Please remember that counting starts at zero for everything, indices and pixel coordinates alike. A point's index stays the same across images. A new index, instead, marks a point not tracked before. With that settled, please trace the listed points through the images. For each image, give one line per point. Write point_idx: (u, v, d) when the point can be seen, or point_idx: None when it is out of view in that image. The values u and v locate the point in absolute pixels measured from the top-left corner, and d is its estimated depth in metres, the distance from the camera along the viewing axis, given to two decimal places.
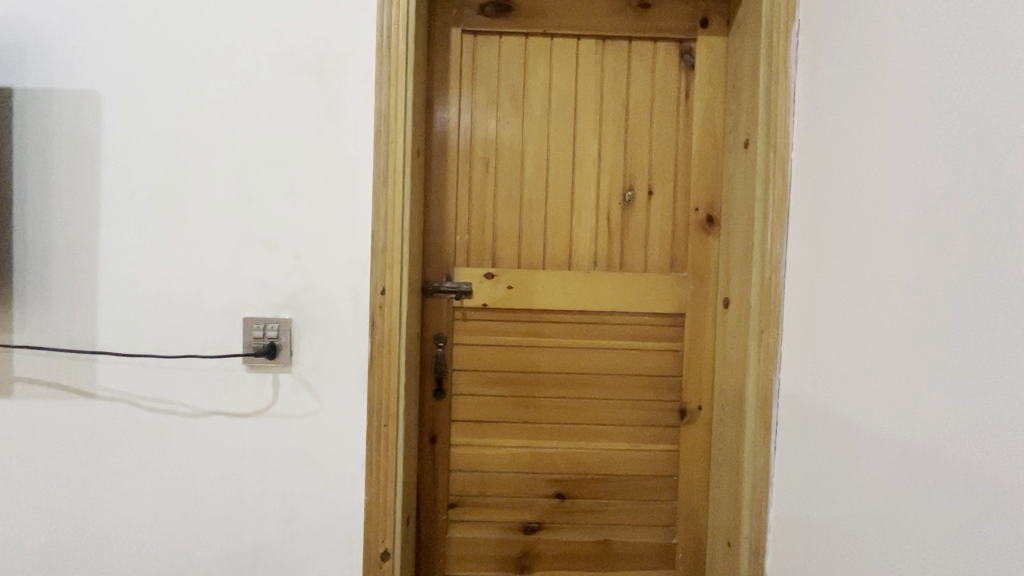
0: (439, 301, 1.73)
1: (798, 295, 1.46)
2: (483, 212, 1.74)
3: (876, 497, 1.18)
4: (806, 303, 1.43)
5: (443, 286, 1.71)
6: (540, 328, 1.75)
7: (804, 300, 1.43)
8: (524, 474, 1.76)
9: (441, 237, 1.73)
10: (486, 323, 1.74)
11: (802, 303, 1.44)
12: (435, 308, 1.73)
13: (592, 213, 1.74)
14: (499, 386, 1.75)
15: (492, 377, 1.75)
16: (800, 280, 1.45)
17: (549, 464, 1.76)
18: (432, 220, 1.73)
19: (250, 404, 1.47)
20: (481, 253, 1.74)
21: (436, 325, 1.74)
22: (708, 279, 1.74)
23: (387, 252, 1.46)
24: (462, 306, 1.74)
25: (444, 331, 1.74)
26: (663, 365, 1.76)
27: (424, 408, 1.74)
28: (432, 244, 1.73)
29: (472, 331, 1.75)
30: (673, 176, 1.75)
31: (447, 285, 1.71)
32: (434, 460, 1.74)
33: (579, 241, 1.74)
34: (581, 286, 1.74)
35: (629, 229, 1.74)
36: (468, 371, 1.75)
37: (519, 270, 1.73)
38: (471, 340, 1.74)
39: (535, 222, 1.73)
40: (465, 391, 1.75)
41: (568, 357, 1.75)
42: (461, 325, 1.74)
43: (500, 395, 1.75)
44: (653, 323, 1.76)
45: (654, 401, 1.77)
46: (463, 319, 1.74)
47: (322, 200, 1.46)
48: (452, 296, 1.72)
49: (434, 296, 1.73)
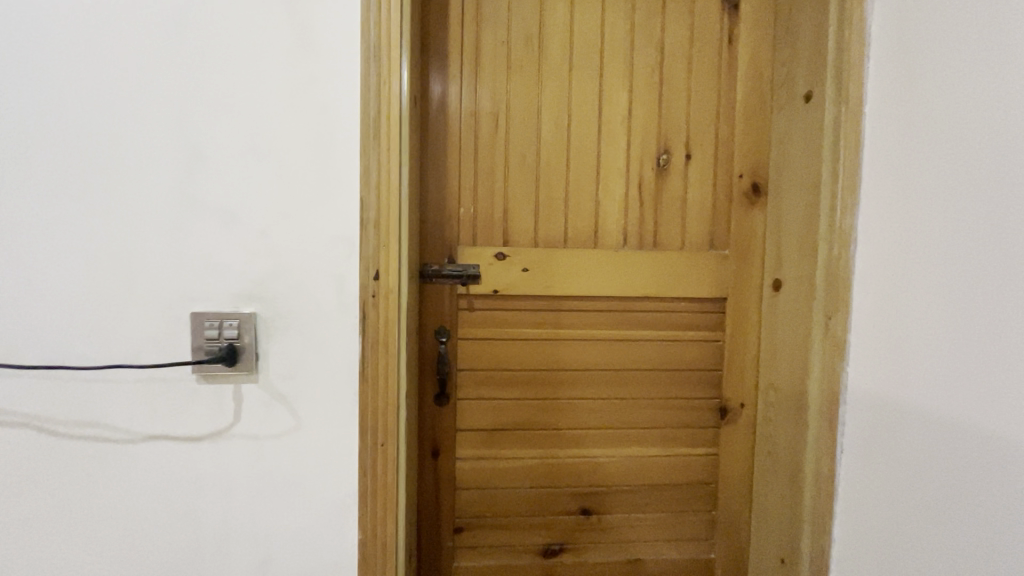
0: (441, 287, 1.43)
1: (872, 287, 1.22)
2: (492, 180, 1.43)
3: (980, 520, 0.98)
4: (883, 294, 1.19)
5: (447, 270, 1.41)
6: (561, 318, 1.48)
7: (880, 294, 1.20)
8: (544, 488, 1.50)
9: (442, 210, 1.42)
10: (498, 313, 1.46)
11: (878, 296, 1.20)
12: (436, 296, 1.43)
13: (619, 184, 1.46)
14: (514, 387, 1.47)
15: (505, 377, 1.47)
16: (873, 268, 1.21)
17: (572, 476, 1.50)
18: (429, 189, 1.42)
19: (205, 424, 1.15)
20: (489, 229, 1.44)
21: (437, 316, 1.43)
22: (754, 257, 1.51)
23: (381, 228, 1.14)
24: (468, 293, 1.44)
25: (448, 323, 1.44)
26: (701, 359, 1.53)
27: (425, 416, 1.45)
28: (431, 219, 1.42)
29: (480, 323, 1.45)
30: (714, 139, 1.49)
31: (451, 268, 1.41)
32: (437, 476, 1.46)
33: (605, 218, 1.47)
34: (609, 269, 1.47)
35: (663, 201, 1.48)
36: (477, 371, 1.46)
37: (536, 249, 1.44)
38: (480, 333, 1.45)
39: (552, 193, 1.45)
40: (473, 395, 1.46)
41: (593, 352, 1.50)
42: (467, 316, 1.45)
43: (514, 398, 1.48)
44: (691, 310, 1.52)
45: (691, 400, 1.54)
46: (469, 308, 1.45)
47: (294, 159, 1.12)
48: (456, 281, 1.42)
49: (435, 282, 1.42)
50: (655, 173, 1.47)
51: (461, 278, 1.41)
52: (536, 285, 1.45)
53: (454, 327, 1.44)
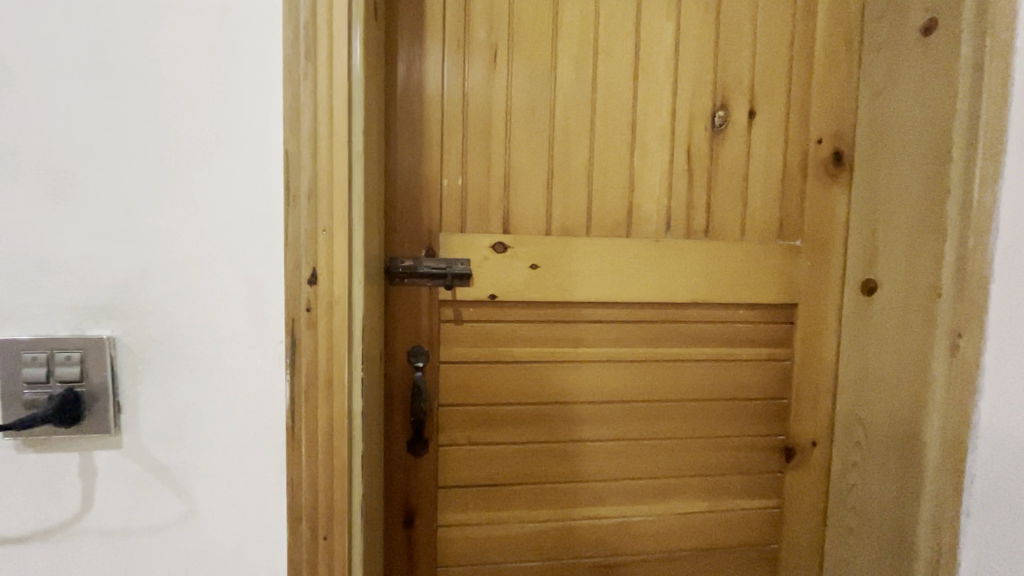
0: (416, 291, 1.02)
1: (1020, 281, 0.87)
2: (488, 140, 1.02)
3: None
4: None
5: (424, 267, 1.00)
6: (582, 333, 1.09)
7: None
8: (556, 561, 1.12)
9: (418, 183, 1.01)
10: (496, 326, 1.05)
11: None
12: (409, 303, 1.02)
13: (661, 147, 1.07)
14: (517, 428, 1.08)
15: (505, 414, 1.07)
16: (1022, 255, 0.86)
17: (594, 542, 1.13)
18: (399, 150, 0.99)
19: (35, 516, 0.72)
20: (484, 210, 1.03)
21: (411, 331, 1.02)
22: (833, 250, 1.14)
23: (320, 203, 0.72)
24: (453, 299, 1.03)
25: (426, 340, 1.03)
26: (761, 384, 1.16)
27: (393, 471, 1.04)
28: (401, 194, 1.00)
29: (470, 340, 1.05)
30: (785, 90, 1.11)
31: (430, 265, 1.00)
32: (411, 552, 1.06)
33: (643, 195, 1.07)
34: (647, 266, 1.08)
35: (717, 173, 1.10)
36: (466, 406, 1.06)
37: (549, 238, 1.04)
38: (471, 355, 1.05)
39: (571, 159, 1.05)
40: (461, 439, 1.06)
41: (623, 378, 1.11)
42: (453, 331, 1.04)
43: (517, 442, 1.08)
44: (751, 321, 1.14)
45: (749, 438, 1.17)
46: (456, 321, 1.04)
47: (174, 89, 0.69)
48: (437, 283, 1.01)
49: (407, 285, 1.01)
50: (708, 134, 1.09)
51: (443, 278, 1.00)
52: (549, 288, 1.05)
53: (435, 346, 1.03)
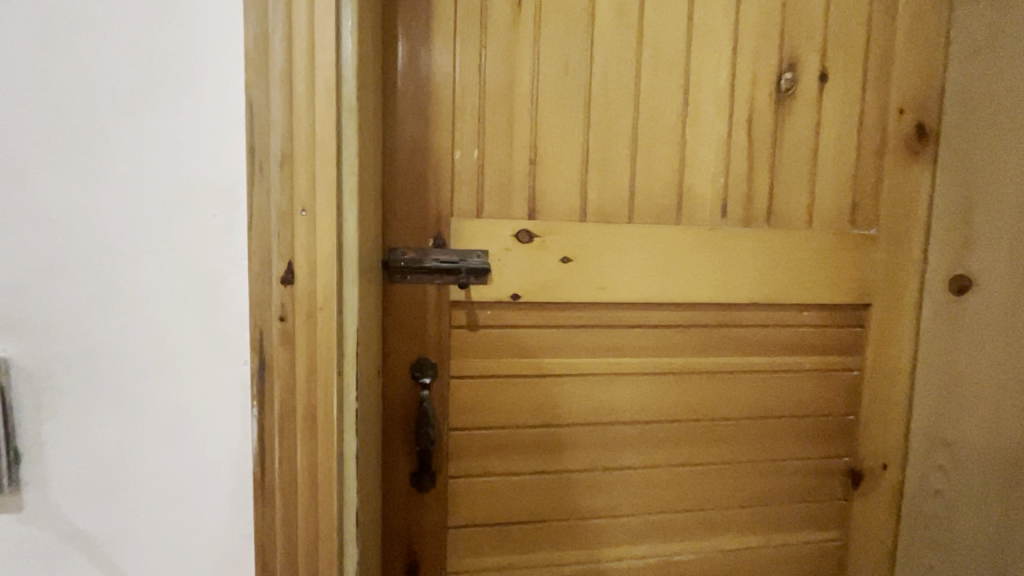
0: (421, 291, 0.82)
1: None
2: (511, 103, 0.82)
3: None
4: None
5: (431, 260, 0.80)
6: (620, 340, 0.90)
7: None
8: None
9: (424, 154, 0.80)
10: (518, 333, 0.86)
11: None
12: (412, 305, 0.82)
13: (717, 115, 0.89)
14: (542, 454, 0.90)
15: (529, 438, 0.89)
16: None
17: None
18: (400, 114, 0.79)
19: None
20: (506, 191, 0.83)
21: (415, 340, 0.83)
22: (913, 242, 0.97)
23: (299, 171, 0.52)
24: (467, 300, 0.84)
25: (434, 351, 0.84)
26: (826, 399, 0.99)
27: (393, 510, 0.85)
28: (403, 170, 0.80)
29: (487, 350, 0.86)
30: (863, 50, 0.92)
31: (439, 258, 0.81)
32: None
33: (696, 174, 0.89)
34: (700, 260, 0.90)
35: (783, 147, 0.92)
36: (481, 430, 0.87)
37: (584, 225, 0.86)
38: (489, 369, 0.86)
39: (611, 128, 0.86)
40: (475, 470, 0.87)
41: (667, 393, 0.93)
42: (467, 340, 0.85)
43: (542, 471, 0.90)
44: (816, 324, 0.97)
45: (809, 462, 1.00)
46: (471, 326, 0.85)
47: (88, 8, 0.49)
48: (447, 280, 0.81)
49: (410, 283, 0.81)
50: (772, 99, 0.90)
51: (455, 274, 0.81)
52: (584, 287, 0.87)
53: (445, 357, 0.84)
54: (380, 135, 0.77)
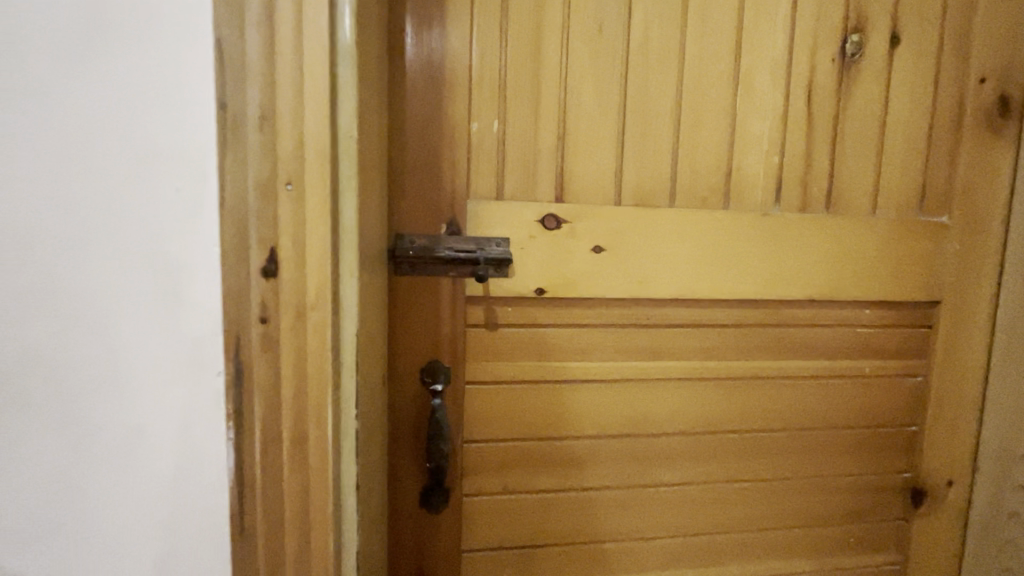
0: (432, 284, 0.71)
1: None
2: (536, 67, 0.71)
3: None
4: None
5: (444, 249, 0.69)
6: (657, 342, 0.80)
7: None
8: None
9: (436, 125, 0.69)
10: (543, 333, 0.76)
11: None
12: (422, 301, 0.71)
13: (772, 83, 0.77)
14: (568, 470, 0.79)
15: (553, 452, 0.78)
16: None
17: None
18: (409, 77, 0.68)
19: None
20: (530, 169, 0.72)
21: (425, 341, 0.72)
22: (991, 231, 0.85)
23: (283, 135, 0.41)
24: (486, 296, 0.73)
25: (446, 354, 0.73)
26: (887, 408, 0.88)
27: (401, 534, 0.75)
28: (412, 142, 0.68)
29: (508, 353, 0.75)
30: (941, 9, 0.80)
31: (453, 246, 0.70)
32: None
33: (746, 152, 0.78)
34: (749, 251, 0.79)
35: (846, 121, 0.80)
36: (500, 442, 0.77)
37: (620, 210, 0.74)
38: (508, 373, 0.75)
39: (651, 98, 0.74)
40: (493, 487, 0.77)
41: (709, 401, 0.82)
42: (484, 341, 0.74)
43: (567, 489, 0.80)
44: (878, 324, 0.85)
45: (866, 478, 0.89)
46: (489, 325, 0.74)
47: None
48: (462, 273, 0.71)
49: (419, 275, 0.70)
50: (835, 65, 0.78)
51: (472, 266, 0.70)
52: (618, 281, 0.76)
53: (459, 361, 0.73)
54: (385, 102, 0.65)
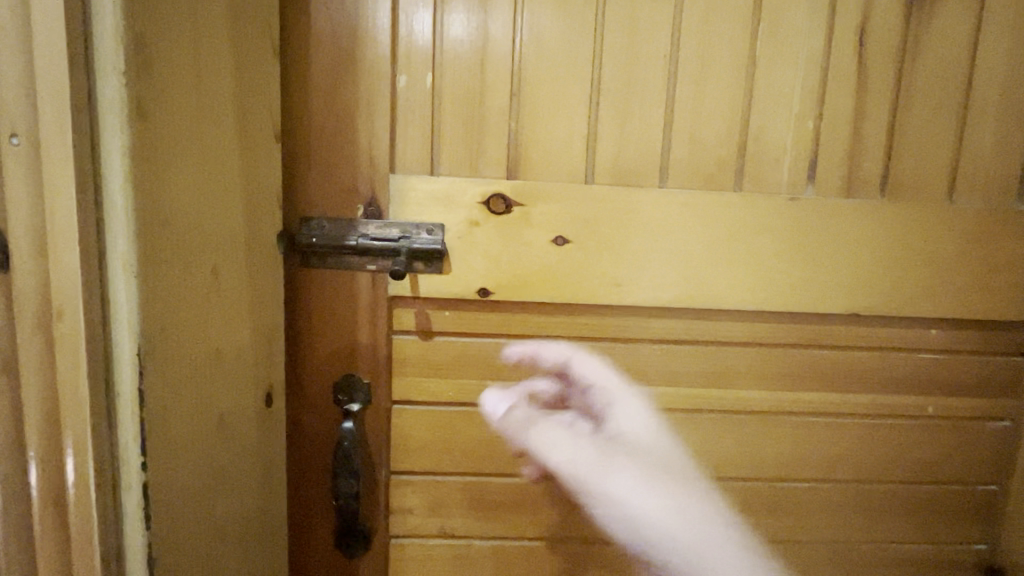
0: (346, 280, 0.57)
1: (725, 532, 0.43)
2: (482, 3, 0.55)
3: None
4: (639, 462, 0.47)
5: (357, 238, 0.56)
6: (644, 362, 0.62)
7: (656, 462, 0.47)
8: None
9: (349, 79, 0.54)
10: (491, 345, 0.60)
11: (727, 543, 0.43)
12: (334, 302, 0.58)
13: (807, 21, 0.57)
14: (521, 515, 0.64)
15: (503, 493, 0.63)
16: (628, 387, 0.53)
17: None
18: (314, 19, 0.53)
19: None
20: (473, 138, 0.56)
21: (339, 350, 0.59)
22: None
23: (1, 63, 0.28)
24: (416, 295, 0.58)
25: (365, 366, 0.59)
26: (955, 459, 0.67)
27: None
28: (320, 102, 0.54)
29: (446, 369, 0.60)
30: None
31: (369, 233, 0.56)
32: None
33: (768, 115, 0.58)
34: (770, 248, 0.60)
35: (914, 74, 0.59)
36: (436, 477, 0.62)
37: (590, 189, 0.57)
38: (448, 393, 0.61)
39: (636, 42, 0.56)
40: (427, 530, 0.63)
41: (707, 440, 0.65)
42: (417, 352, 0.60)
43: (519, 537, 0.65)
44: (947, 349, 0.64)
45: (920, 545, 0.69)
46: (421, 333, 0.59)
47: None
48: (381, 265, 0.57)
49: (330, 268, 0.57)
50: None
51: (393, 258, 0.56)
52: (589, 282, 0.59)
53: (381, 376, 0.60)
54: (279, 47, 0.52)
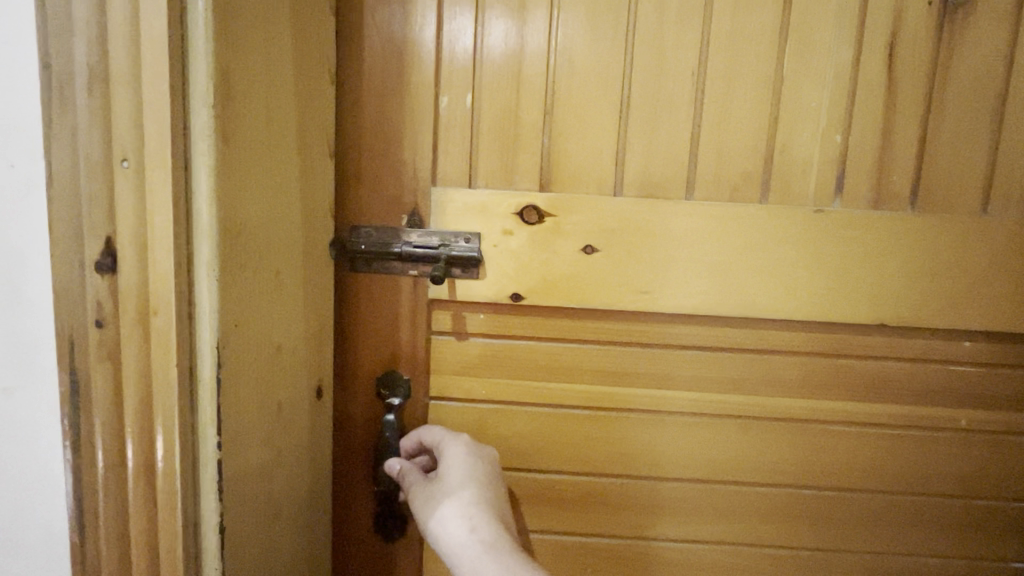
0: (391, 283, 0.62)
1: (490, 548, 0.47)
2: (517, 27, 0.58)
3: None
4: (444, 477, 0.53)
5: (400, 245, 0.61)
6: (669, 366, 0.64)
7: (460, 479, 0.53)
8: None
9: (396, 99, 0.59)
10: (521, 347, 0.63)
11: (476, 557, 0.46)
12: (379, 303, 0.63)
13: (835, 37, 0.58)
14: (546, 509, 0.67)
15: (530, 488, 0.66)
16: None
17: None
18: (365, 45, 0.58)
19: None
20: (508, 153, 0.60)
21: (384, 348, 0.64)
22: None
23: (117, 99, 0.34)
24: (453, 299, 0.62)
25: (405, 364, 0.64)
26: (988, 473, 0.66)
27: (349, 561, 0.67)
28: (370, 120, 0.59)
29: (479, 369, 0.64)
30: None
31: (411, 241, 0.61)
32: None
33: (794, 130, 0.60)
34: (796, 259, 0.61)
35: (946, 87, 0.59)
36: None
37: (618, 200, 0.60)
38: (480, 393, 0.64)
39: (664, 61, 0.59)
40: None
41: (731, 444, 0.66)
42: (452, 353, 0.63)
43: (543, 530, 0.68)
44: (981, 364, 0.64)
45: (950, 557, 0.68)
46: (456, 335, 0.63)
47: None
48: (422, 270, 0.61)
49: (375, 273, 0.62)
50: (933, 9, 0.58)
51: (432, 263, 0.60)
52: (615, 289, 0.61)
53: (420, 373, 0.64)
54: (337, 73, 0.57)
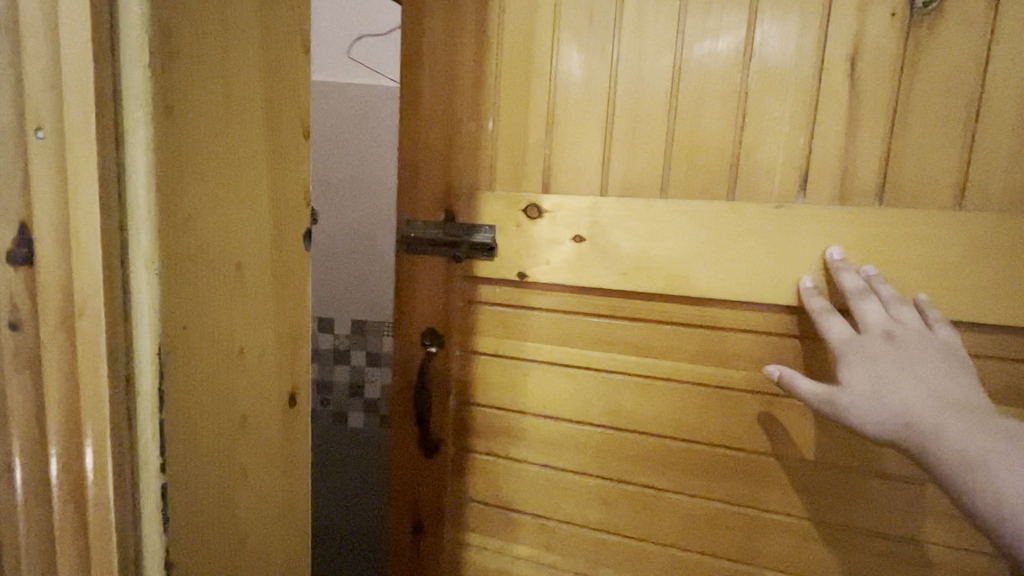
0: (430, 261, 0.81)
1: None
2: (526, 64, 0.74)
3: None
4: None
5: (440, 234, 0.80)
6: (646, 341, 0.73)
7: None
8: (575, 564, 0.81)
9: (439, 126, 0.79)
10: (518, 313, 0.78)
11: None
12: (417, 283, 0.83)
13: (813, 47, 0.63)
14: (548, 449, 0.80)
15: (531, 429, 0.80)
16: (846, 349, 0.56)
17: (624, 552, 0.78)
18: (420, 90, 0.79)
19: None
20: (519, 165, 0.76)
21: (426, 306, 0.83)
22: None
23: (27, 53, 0.28)
24: (473, 275, 0.79)
25: (444, 324, 0.83)
26: None
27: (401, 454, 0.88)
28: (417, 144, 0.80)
29: (493, 327, 0.80)
30: None
31: (446, 232, 0.79)
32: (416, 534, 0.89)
33: (776, 132, 0.65)
34: (761, 251, 0.66)
35: (911, 92, 0.60)
36: (482, 408, 0.83)
37: (608, 199, 0.71)
38: (493, 344, 0.81)
39: (644, 81, 0.69)
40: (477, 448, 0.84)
41: (700, 405, 0.71)
42: (470, 314, 0.81)
43: (545, 465, 0.80)
44: (1000, 357, 0.60)
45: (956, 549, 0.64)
46: (467, 300, 0.81)
47: None
48: (452, 255, 0.79)
49: (421, 257, 0.82)
50: (896, 20, 0.60)
51: (459, 250, 0.78)
52: (600, 276, 0.72)
53: (454, 332, 0.82)
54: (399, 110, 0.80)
